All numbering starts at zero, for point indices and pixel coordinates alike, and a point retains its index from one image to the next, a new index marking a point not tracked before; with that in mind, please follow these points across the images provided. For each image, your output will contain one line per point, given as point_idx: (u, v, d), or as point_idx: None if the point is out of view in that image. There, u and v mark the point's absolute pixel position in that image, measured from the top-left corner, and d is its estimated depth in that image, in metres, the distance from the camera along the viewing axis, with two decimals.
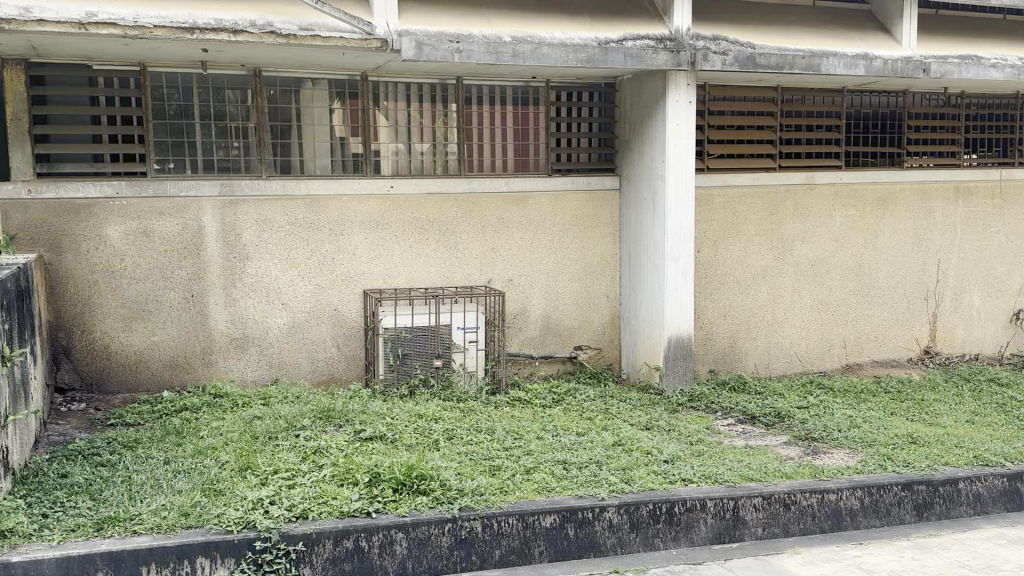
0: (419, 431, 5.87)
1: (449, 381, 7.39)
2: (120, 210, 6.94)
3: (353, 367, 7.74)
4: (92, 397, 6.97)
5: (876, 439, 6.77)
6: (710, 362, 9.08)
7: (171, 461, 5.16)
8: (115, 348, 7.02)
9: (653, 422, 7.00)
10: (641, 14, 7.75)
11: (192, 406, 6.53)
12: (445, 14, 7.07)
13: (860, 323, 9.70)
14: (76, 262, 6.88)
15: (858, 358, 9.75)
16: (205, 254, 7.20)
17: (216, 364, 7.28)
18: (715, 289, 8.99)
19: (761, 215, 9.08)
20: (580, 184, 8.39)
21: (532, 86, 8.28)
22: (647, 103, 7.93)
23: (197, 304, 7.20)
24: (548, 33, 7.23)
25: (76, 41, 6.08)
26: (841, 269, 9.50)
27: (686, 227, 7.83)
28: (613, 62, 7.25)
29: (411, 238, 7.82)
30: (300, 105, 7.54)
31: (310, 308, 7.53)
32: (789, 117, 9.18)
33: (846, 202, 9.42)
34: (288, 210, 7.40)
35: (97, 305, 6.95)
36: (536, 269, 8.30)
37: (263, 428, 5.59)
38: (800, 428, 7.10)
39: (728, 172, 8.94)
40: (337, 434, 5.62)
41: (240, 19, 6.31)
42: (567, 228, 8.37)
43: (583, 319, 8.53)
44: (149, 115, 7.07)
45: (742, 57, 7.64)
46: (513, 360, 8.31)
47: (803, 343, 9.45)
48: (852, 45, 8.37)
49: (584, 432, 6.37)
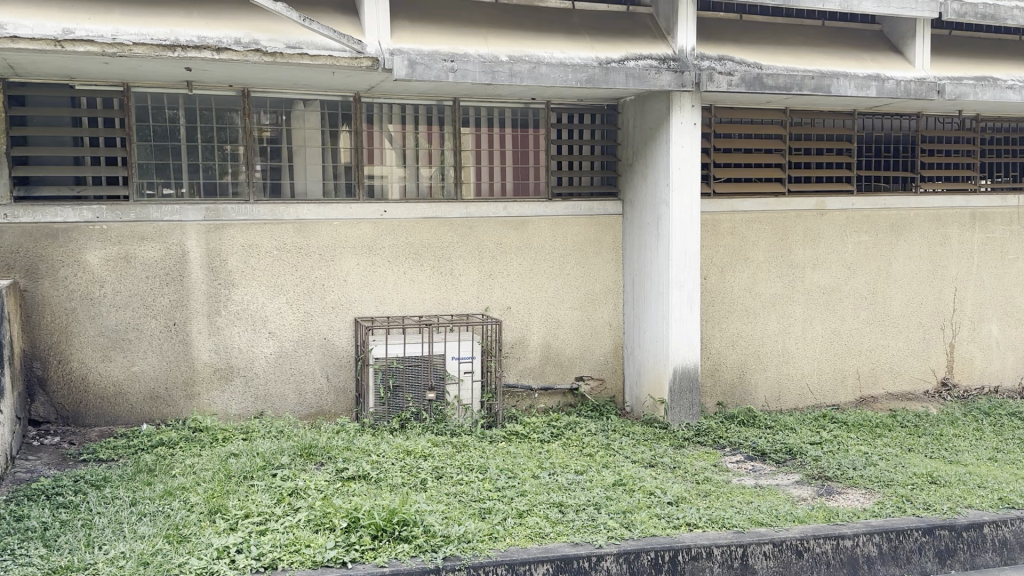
0: (407, 470, 5.52)
1: (443, 415, 7.04)
2: (101, 235, 6.67)
3: (343, 400, 7.41)
4: (68, 430, 6.66)
5: (894, 479, 6.38)
6: (718, 394, 8.70)
7: (138, 503, 4.83)
8: (93, 379, 6.72)
9: (657, 459, 6.63)
10: (644, 34, 7.49)
11: (169, 440, 6.20)
12: (439, 33, 6.81)
13: (874, 354, 9.32)
14: (53, 288, 6.60)
15: (872, 391, 9.35)
16: (189, 281, 6.91)
17: (199, 396, 6.97)
18: (723, 318, 8.64)
19: (770, 241, 8.75)
20: (581, 208, 8.09)
21: (532, 108, 8.00)
22: (650, 125, 7.64)
23: (180, 333, 6.90)
24: (546, 52, 6.95)
25: (53, 59, 5.82)
26: (854, 297, 9.14)
27: (692, 253, 7.51)
28: (614, 83, 6.94)
29: (405, 264, 7.52)
30: (291, 126, 7.28)
31: (298, 337, 7.22)
32: (798, 140, 8.89)
33: (859, 228, 9.09)
34: (276, 236, 7.12)
35: (74, 334, 6.65)
36: (535, 297, 7.98)
37: (238, 467, 5.26)
38: (813, 467, 6.71)
39: (736, 197, 8.63)
40: (318, 473, 5.28)
41: (224, 37, 6.00)
42: (568, 254, 8.06)
43: (585, 349, 8.19)
44: (133, 137, 6.82)
45: (749, 77, 7.34)
46: (512, 392, 7.96)
47: (815, 374, 9.07)
48: (863, 66, 8.08)
49: (583, 470, 6.01)
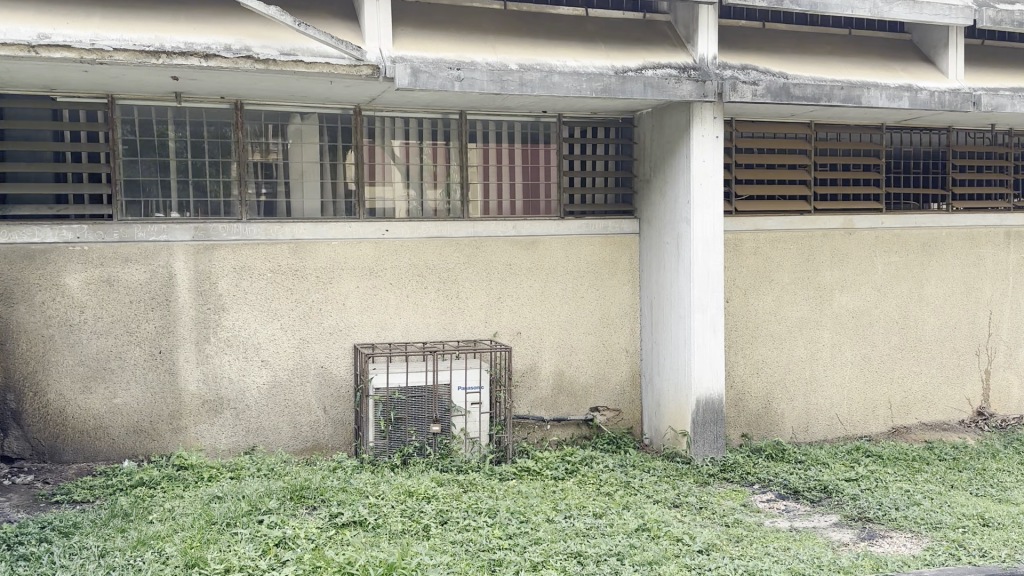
0: (408, 515, 4.99)
1: (448, 450, 6.51)
2: (82, 256, 6.22)
3: (340, 434, 6.90)
4: (44, 468, 6.17)
5: (942, 521, 5.82)
6: (743, 425, 8.15)
7: (107, 554, 4.29)
8: (72, 412, 6.23)
9: (681, 498, 6.10)
10: (662, 42, 7.04)
11: (150, 480, 5.69)
12: (444, 40, 6.38)
13: (906, 382, 8.77)
14: (29, 314, 6.12)
15: (905, 421, 8.80)
16: (176, 306, 6.44)
17: (186, 430, 6.48)
18: (747, 344, 8.11)
19: (796, 261, 8.23)
20: (595, 227, 7.61)
21: (543, 121, 7.54)
22: (669, 137, 7.17)
23: (165, 362, 6.42)
24: (559, 61, 6.51)
25: (29, 67, 5.40)
26: (885, 322, 8.61)
27: (715, 274, 7.01)
28: (632, 93, 6.49)
29: (408, 287, 7.04)
30: (287, 141, 6.84)
31: (293, 366, 6.74)
32: (824, 155, 8.40)
33: (889, 248, 8.57)
34: (270, 257, 6.66)
35: (52, 364, 6.17)
36: (547, 322, 7.48)
37: (221, 511, 4.75)
38: (851, 507, 6.17)
39: (759, 215, 8.12)
40: (309, 519, 4.77)
41: (213, 43, 5.57)
42: (582, 276, 7.57)
43: (600, 377, 7.67)
44: (119, 152, 6.39)
45: (774, 88, 6.87)
46: (522, 424, 7.44)
47: (844, 404, 8.53)
48: (894, 77, 7.62)
49: (602, 513, 5.47)
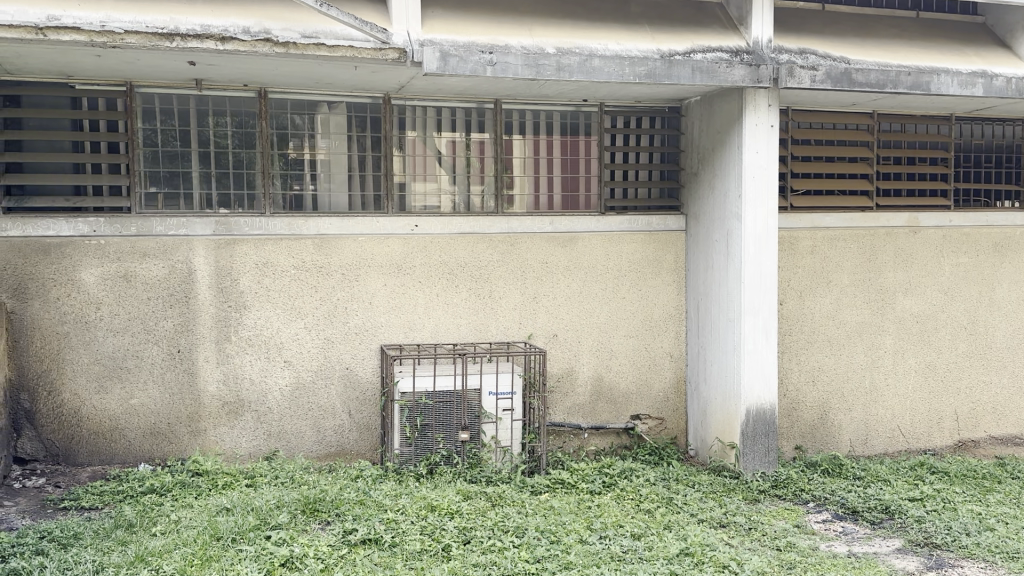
0: (428, 532, 4.61)
1: (478, 459, 6.12)
2: (98, 250, 5.97)
3: (366, 439, 6.56)
4: (57, 470, 5.94)
5: (1020, 550, 5.24)
6: (796, 437, 7.61)
7: (101, 570, 3.99)
8: (87, 412, 5.99)
9: (728, 518, 5.62)
10: (712, 24, 6.53)
11: (161, 487, 5.41)
12: (477, 23, 5.98)
13: (975, 393, 8.13)
14: (44, 310, 5.90)
15: (973, 434, 8.15)
16: (196, 303, 6.16)
17: (205, 434, 6.20)
18: (802, 350, 7.55)
19: (856, 261, 7.65)
20: (638, 223, 7.14)
21: (583, 111, 7.10)
22: (719, 127, 6.67)
23: (184, 362, 6.14)
24: (600, 44, 6.06)
25: (40, 51, 5.16)
26: (952, 327, 7.98)
27: (768, 275, 6.50)
28: (678, 78, 6.04)
29: (438, 286, 6.67)
30: (313, 131, 6.50)
31: (317, 368, 6.41)
32: (887, 148, 7.81)
33: (957, 248, 7.95)
34: (294, 253, 6.33)
35: (68, 362, 5.94)
36: (585, 324, 7.04)
37: (228, 525, 4.44)
38: (916, 531, 5.62)
39: (817, 212, 7.56)
40: (321, 536, 4.43)
41: (231, 26, 5.27)
42: (623, 275, 7.11)
43: (642, 383, 7.20)
44: (138, 143, 6.11)
45: (835, 73, 6.34)
46: (558, 432, 7.01)
47: (906, 415, 7.92)
48: (967, 62, 6.99)
49: (640, 534, 5.01)
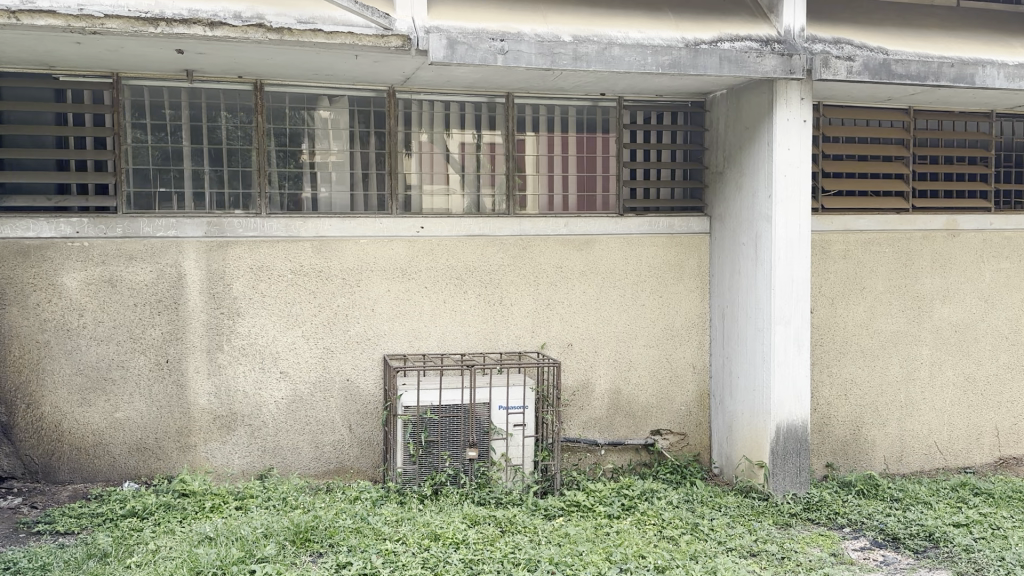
0: (430, 566, 4.19)
1: (487, 478, 5.70)
2: (81, 253, 5.58)
3: (368, 456, 6.14)
4: (36, 489, 5.55)
5: None
6: (827, 454, 7.14)
7: None
8: (68, 427, 5.60)
9: (759, 546, 5.15)
10: (740, 11, 6.08)
11: (143, 510, 5.01)
12: (486, 9, 5.56)
13: (1017, 407, 7.62)
14: (22, 317, 5.51)
15: (1014, 451, 7.65)
16: (185, 310, 5.76)
17: (195, 449, 5.79)
18: (834, 361, 7.08)
19: (891, 266, 7.17)
20: (659, 225, 6.70)
21: (601, 106, 6.67)
22: (747, 123, 6.21)
23: (173, 373, 5.74)
24: (619, 32, 5.63)
25: (15, 36, 4.76)
26: (992, 337, 7.48)
27: (800, 282, 6.03)
28: (705, 68, 5.60)
29: (444, 292, 6.24)
30: (313, 126, 6.09)
31: (315, 380, 6.00)
32: (924, 146, 7.33)
33: (998, 252, 7.45)
34: (291, 256, 5.92)
35: (48, 373, 5.55)
36: (602, 333, 6.59)
37: (210, 556, 4.04)
38: (964, 562, 5.10)
39: (849, 214, 7.09)
40: (311, 570, 4.02)
41: (221, 10, 4.84)
42: (642, 281, 6.66)
43: (662, 396, 6.75)
44: (125, 138, 5.72)
45: (873, 64, 5.89)
46: (572, 448, 6.58)
47: (944, 431, 7.43)
48: (1013, 52, 6.50)
49: (665, 566, 4.55)
